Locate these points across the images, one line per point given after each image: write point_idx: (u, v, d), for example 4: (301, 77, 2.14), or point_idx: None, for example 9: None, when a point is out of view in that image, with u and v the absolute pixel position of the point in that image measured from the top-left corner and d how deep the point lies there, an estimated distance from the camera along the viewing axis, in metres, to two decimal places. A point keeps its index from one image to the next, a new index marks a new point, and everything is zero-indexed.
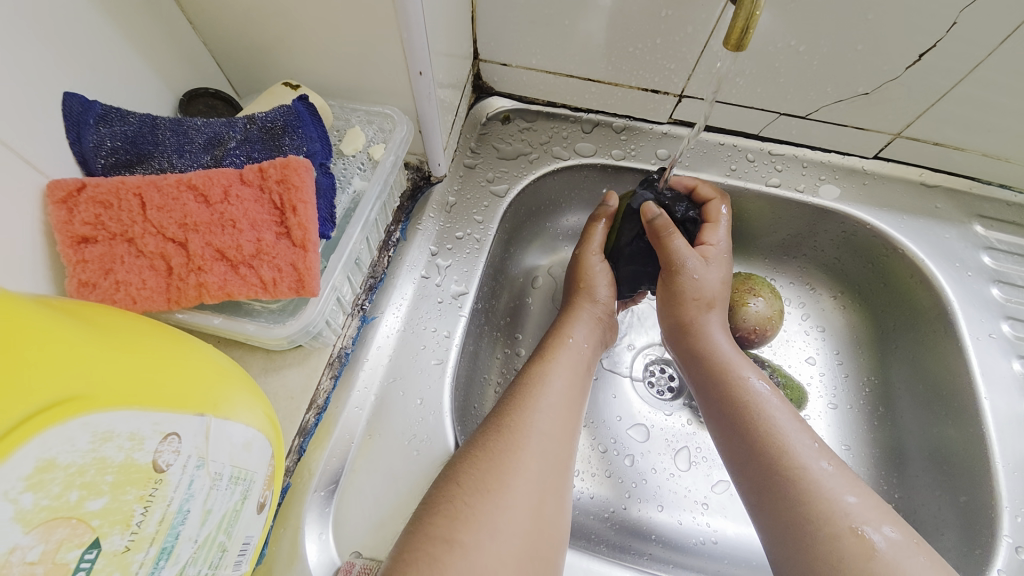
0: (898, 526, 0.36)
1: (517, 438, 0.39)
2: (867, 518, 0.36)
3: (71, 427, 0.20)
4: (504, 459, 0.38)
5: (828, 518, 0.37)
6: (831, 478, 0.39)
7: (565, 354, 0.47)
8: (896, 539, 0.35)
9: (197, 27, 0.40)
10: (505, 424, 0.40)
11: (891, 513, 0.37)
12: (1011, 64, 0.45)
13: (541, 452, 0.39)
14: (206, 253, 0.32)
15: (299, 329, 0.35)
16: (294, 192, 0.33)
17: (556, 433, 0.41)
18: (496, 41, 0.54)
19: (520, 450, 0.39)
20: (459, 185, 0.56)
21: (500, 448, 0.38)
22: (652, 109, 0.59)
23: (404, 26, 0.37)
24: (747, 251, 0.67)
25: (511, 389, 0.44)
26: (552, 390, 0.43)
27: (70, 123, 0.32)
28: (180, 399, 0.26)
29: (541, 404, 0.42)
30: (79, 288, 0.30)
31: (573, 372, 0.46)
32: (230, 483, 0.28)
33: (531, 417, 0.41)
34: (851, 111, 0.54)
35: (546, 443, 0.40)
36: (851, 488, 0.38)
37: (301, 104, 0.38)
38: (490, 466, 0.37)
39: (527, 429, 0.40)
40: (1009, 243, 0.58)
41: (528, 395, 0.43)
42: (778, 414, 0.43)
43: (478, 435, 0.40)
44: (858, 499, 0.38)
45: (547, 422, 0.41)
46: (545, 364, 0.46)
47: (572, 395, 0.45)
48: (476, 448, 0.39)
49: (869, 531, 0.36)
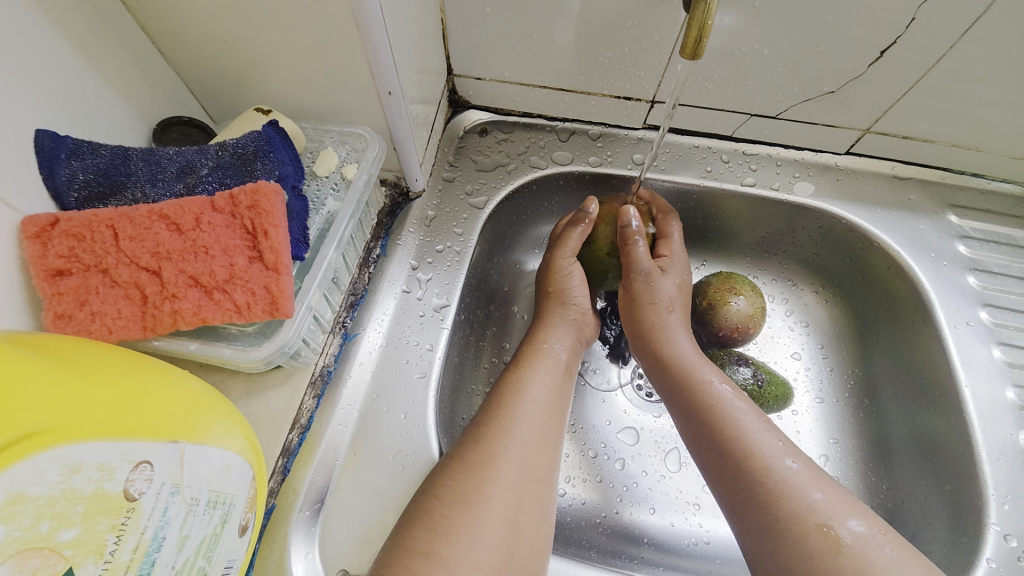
0: (865, 519, 0.37)
1: (495, 448, 0.39)
2: (834, 513, 0.37)
3: (39, 460, 0.21)
4: (484, 469, 0.38)
5: (796, 516, 0.37)
6: (797, 476, 0.39)
7: (542, 362, 0.48)
8: (862, 533, 0.36)
9: (168, 57, 0.41)
10: (485, 433, 0.41)
11: (857, 505, 0.38)
12: (970, 56, 0.46)
13: (518, 461, 0.40)
14: (179, 281, 0.32)
15: (275, 350, 0.36)
16: (265, 216, 0.34)
17: (536, 444, 0.42)
18: (467, 56, 0.55)
19: (499, 460, 0.39)
20: (438, 199, 0.57)
21: (482, 457, 0.39)
22: (625, 115, 0.60)
23: (370, 48, 0.37)
24: (728, 250, 0.68)
25: (492, 397, 0.44)
26: (530, 399, 0.44)
27: (42, 158, 0.32)
28: (152, 427, 0.26)
29: (519, 413, 0.42)
30: (54, 321, 0.30)
31: (552, 381, 0.47)
32: (208, 508, 0.28)
33: (508, 427, 0.41)
34: (820, 109, 0.55)
35: (523, 453, 0.40)
36: (817, 484, 0.39)
37: (272, 130, 0.39)
38: (471, 477, 0.37)
39: (505, 439, 0.40)
40: (983, 232, 0.59)
41: (508, 404, 0.43)
42: (742, 416, 0.44)
43: (459, 446, 0.40)
44: (824, 495, 0.38)
45: (525, 431, 0.42)
46: (524, 375, 0.46)
47: (552, 403, 0.45)
48: (457, 458, 0.39)
49: (836, 526, 0.36)
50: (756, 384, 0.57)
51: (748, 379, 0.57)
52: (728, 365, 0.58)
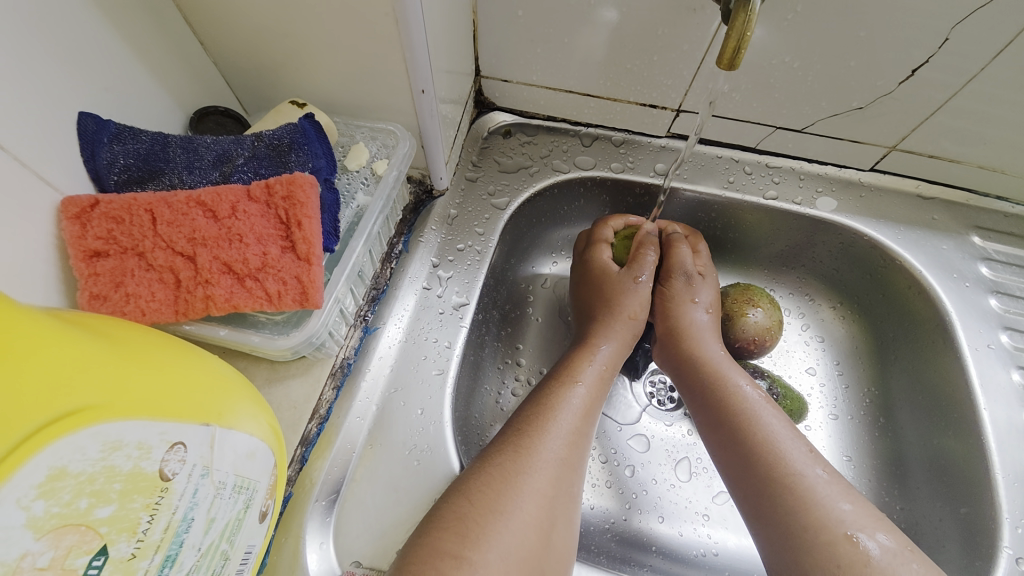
0: (892, 534, 0.37)
1: (532, 460, 0.39)
2: (863, 525, 0.37)
3: (82, 437, 0.21)
4: (518, 481, 0.38)
5: (823, 524, 0.37)
6: (825, 486, 0.39)
7: (586, 372, 0.47)
8: (890, 547, 0.36)
9: (207, 48, 0.42)
10: (524, 443, 0.40)
11: (887, 522, 0.38)
12: (1002, 77, 0.46)
13: (553, 477, 0.39)
14: (213, 267, 0.32)
15: (302, 340, 0.36)
16: (299, 207, 0.34)
17: (570, 460, 0.41)
18: (496, 58, 0.56)
19: (533, 474, 0.39)
20: (460, 198, 0.57)
21: (516, 469, 0.39)
22: (650, 123, 0.60)
23: (407, 46, 0.38)
24: (747, 262, 0.68)
25: (530, 406, 0.44)
26: (569, 415, 0.43)
27: (84, 141, 0.33)
28: (185, 409, 0.26)
29: (556, 428, 0.42)
30: (90, 301, 0.31)
31: (595, 392, 0.47)
32: (234, 492, 0.28)
33: (546, 442, 0.41)
34: (846, 125, 0.55)
35: (559, 468, 0.40)
36: (846, 496, 0.39)
37: (307, 122, 0.39)
38: (506, 486, 0.37)
39: (541, 454, 0.40)
40: (1006, 254, 0.58)
41: (545, 419, 0.42)
42: (773, 422, 0.44)
43: (495, 453, 0.40)
44: (852, 506, 0.38)
45: (562, 447, 0.41)
46: (568, 385, 0.46)
47: (589, 416, 0.45)
48: (493, 466, 0.39)
49: (862, 538, 0.36)
50: (770, 398, 0.57)
51: (763, 392, 0.57)
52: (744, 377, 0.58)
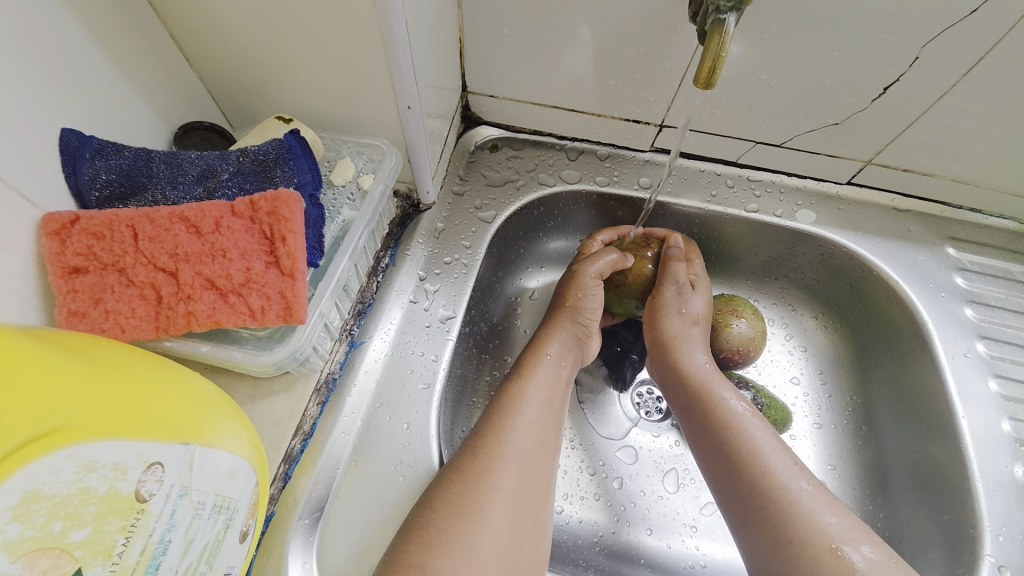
0: (878, 546, 0.37)
1: (492, 460, 0.40)
2: (848, 538, 0.37)
3: (57, 458, 0.21)
4: (480, 481, 0.39)
5: (809, 538, 0.37)
6: (810, 498, 0.40)
7: (542, 370, 0.48)
8: (875, 559, 0.36)
9: (194, 63, 0.42)
10: (483, 445, 0.41)
11: (871, 534, 0.38)
12: (970, 93, 0.48)
13: (518, 473, 0.40)
14: (195, 283, 0.32)
15: (286, 355, 0.36)
16: (283, 223, 0.34)
17: (534, 454, 0.42)
18: (483, 73, 0.57)
19: (496, 472, 0.40)
20: (447, 212, 0.58)
21: (477, 469, 0.39)
22: (634, 138, 0.61)
23: (393, 63, 0.38)
24: (730, 273, 0.69)
25: (489, 407, 0.45)
26: (529, 410, 0.44)
27: (66, 157, 0.33)
28: (163, 429, 0.26)
29: (518, 422, 0.43)
30: (69, 317, 0.30)
31: (552, 384, 0.48)
32: (213, 512, 0.28)
33: (507, 441, 0.42)
34: (823, 140, 0.57)
35: (523, 462, 0.41)
36: (829, 507, 0.39)
37: (293, 138, 0.39)
38: (467, 489, 0.38)
39: (502, 450, 0.41)
40: (980, 265, 0.60)
41: (504, 416, 0.43)
42: (758, 434, 0.44)
43: (454, 458, 0.41)
44: (837, 519, 0.38)
45: (525, 441, 0.42)
46: (523, 382, 0.46)
47: (551, 409, 0.46)
48: (454, 470, 0.40)
49: (848, 550, 0.36)
50: (755, 408, 0.57)
51: (748, 402, 0.57)
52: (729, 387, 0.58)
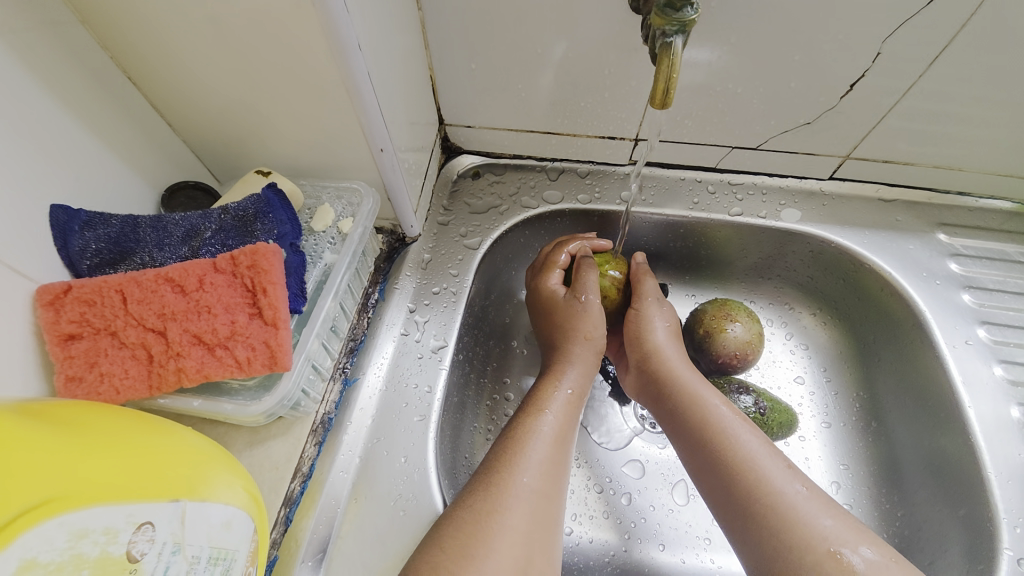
0: (876, 546, 0.37)
1: (504, 498, 0.40)
2: (845, 540, 0.37)
3: (49, 527, 0.22)
4: (492, 520, 0.39)
5: (807, 543, 0.37)
6: (805, 502, 0.40)
7: (555, 401, 0.48)
8: (874, 559, 0.36)
9: (177, 128, 0.44)
10: (495, 482, 0.41)
11: (868, 535, 0.38)
12: (937, 82, 0.48)
13: (529, 512, 0.40)
14: (183, 340, 0.34)
15: (275, 402, 0.37)
16: (264, 275, 0.35)
17: (545, 490, 0.42)
18: (457, 106, 0.59)
19: (507, 512, 0.39)
20: (433, 242, 0.59)
21: (489, 508, 0.39)
22: (611, 153, 0.62)
23: (362, 111, 0.40)
24: (723, 276, 0.69)
25: (502, 442, 0.45)
26: (541, 441, 0.45)
27: (57, 231, 0.35)
28: (152, 489, 0.27)
29: (528, 456, 0.43)
30: (66, 383, 0.32)
31: (564, 417, 0.48)
32: (209, 565, 0.28)
33: (518, 476, 0.42)
34: (798, 139, 0.57)
35: (533, 500, 0.41)
36: (825, 510, 0.39)
37: (271, 191, 0.41)
38: (478, 528, 0.38)
39: (514, 489, 0.41)
40: (975, 248, 0.59)
41: (518, 453, 0.43)
42: (748, 440, 0.44)
43: (467, 495, 0.41)
44: (833, 521, 0.38)
45: (535, 478, 0.42)
46: (538, 415, 0.47)
47: (561, 441, 0.46)
48: (465, 508, 0.40)
49: (848, 553, 0.36)
50: (758, 412, 0.56)
51: (749, 407, 0.57)
52: (728, 393, 0.58)
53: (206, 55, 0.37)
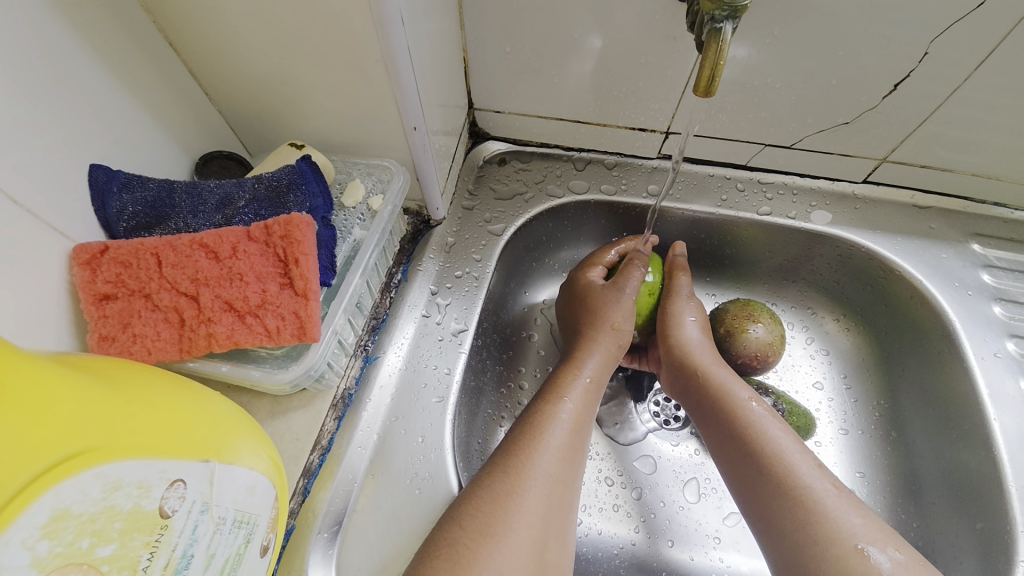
0: (903, 548, 0.37)
1: (522, 480, 0.40)
2: (873, 539, 0.37)
3: (84, 478, 0.22)
4: (511, 502, 0.39)
5: (832, 539, 0.37)
6: (833, 500, 0.40)
7: (574, 389, 0.48)
8: (901, 560, 0.36)
9: (211, 96, 0.44)
10: (513, 464, 0.41)
11: (896, 535, 0.38)
12: (983, 87, 0.47)
13: (544, 496, 0.40)
14: (215, 305, 0.34)
15: (301, 373, 0.37)
16: (296, 246, 0.36)
17: (561, 477, 0.42)
18: (488, 90, 0.58)
19: (524, 492, 0.40)
20: (458, 226, 0.58)
21: (506, 490, 0.40)
22: (640, 145, 0.61)
23: (397, 87, 0.40)
24: (746, 277, 0.68)
25: (521, 426, 0.45)
26: (557, 430, 0.44)
27: (95, 192, 0.35)
28: (185, 447, 0.27)
29: (549, 443, 0.43)
30: (99, 342, 0.32)
31: (582, 408, 0.47)
32: (234, 527, 0.29)
33: (537, 460, 0.42)
34: (834, 140, 0.56)
35: (550, 485, 0.41)
36: (855, 509, 0.39)
37: (305, 164, 0.41)
38: (496, 508, 0.38)
39: (534, 468, 0.41)
40: (1008, 261, 0.58)
41: (537, 435, 0.44)
42: (777, 441, 0.44)
43: (484, 476, 0.41)
44: (862, 521, 0.38)
45: (552, 464, 0.42)
46: (556, 403, 0.46)
47: (580, 430, 0.46)
48: (483, 489, 0.40)
49: (874, 551, 0.36)
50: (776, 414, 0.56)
51: None
52: None
53: (245, 22, 0.37)
